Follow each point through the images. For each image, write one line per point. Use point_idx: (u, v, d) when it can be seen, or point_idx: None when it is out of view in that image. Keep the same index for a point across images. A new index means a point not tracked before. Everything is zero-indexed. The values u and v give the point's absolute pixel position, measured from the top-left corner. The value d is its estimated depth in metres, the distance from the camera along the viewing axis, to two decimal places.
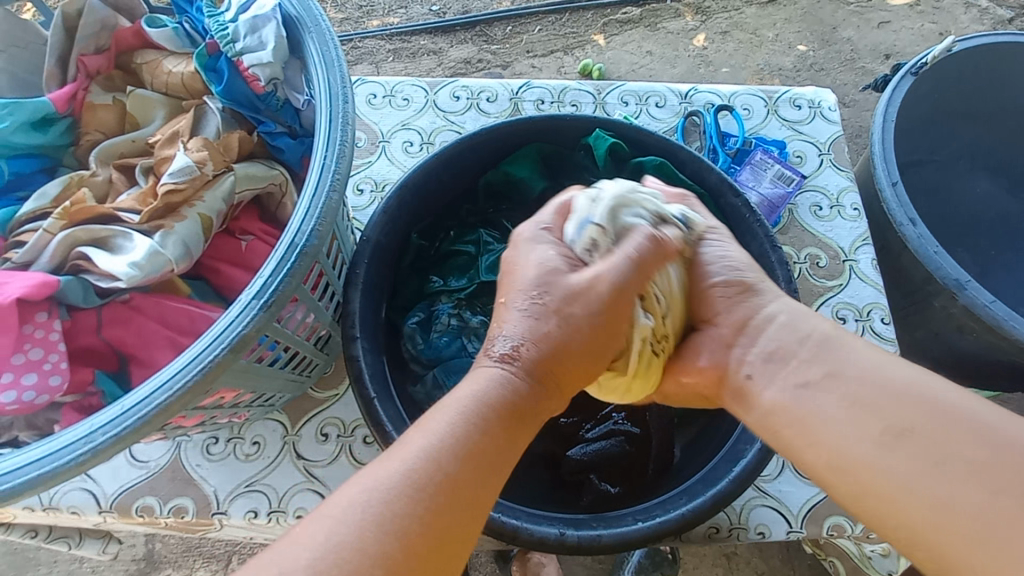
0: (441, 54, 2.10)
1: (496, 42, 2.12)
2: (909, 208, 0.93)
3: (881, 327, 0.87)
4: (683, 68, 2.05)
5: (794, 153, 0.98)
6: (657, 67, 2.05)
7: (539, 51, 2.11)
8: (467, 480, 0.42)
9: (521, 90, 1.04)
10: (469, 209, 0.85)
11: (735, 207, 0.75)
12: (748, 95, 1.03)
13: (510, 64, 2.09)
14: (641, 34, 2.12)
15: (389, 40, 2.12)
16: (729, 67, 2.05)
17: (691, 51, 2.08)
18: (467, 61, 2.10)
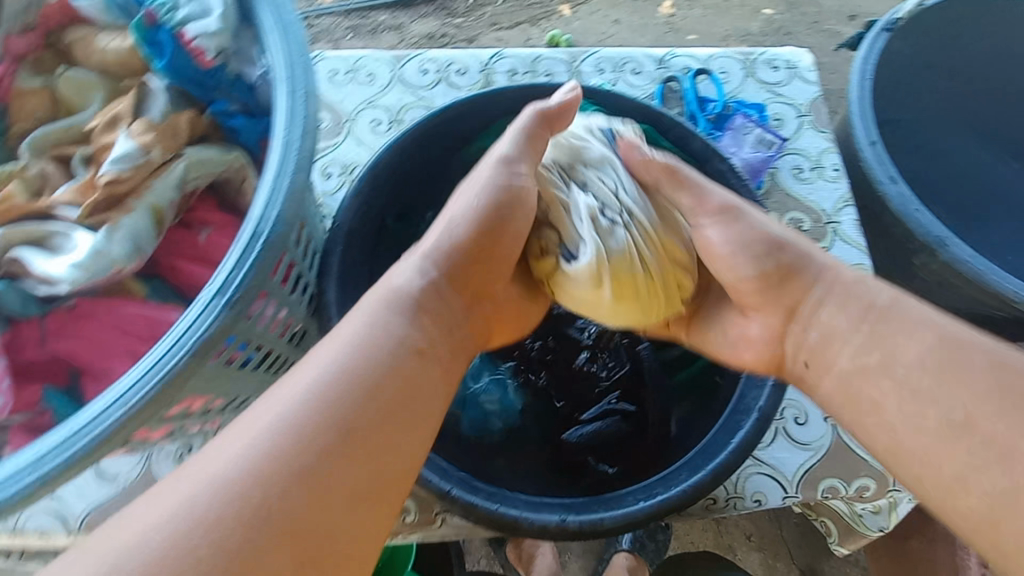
0: (402, 29, 2.03)
1: (459, 15, 2.05)
2: (890, 166, 0.93)
3: None
4: (652, 36, 2.02)
5: (774, 116, 0.96)
6: (625, 37, 2.02)
7: (504, 23, 2.05)
8: (376, 414, 0.45)
9: (492, 61, 0.99)
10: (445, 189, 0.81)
11: (722, 173, 0.73)
12: (725, 57, 1.00)
13: (474, 38, 2.03)
14: (607, 3, 2.09)
15: (347, 17, 2.04)
16: (697, 34, 2.02)
17: (658, 18, 2.05)
18: (429, 36, 2.03)
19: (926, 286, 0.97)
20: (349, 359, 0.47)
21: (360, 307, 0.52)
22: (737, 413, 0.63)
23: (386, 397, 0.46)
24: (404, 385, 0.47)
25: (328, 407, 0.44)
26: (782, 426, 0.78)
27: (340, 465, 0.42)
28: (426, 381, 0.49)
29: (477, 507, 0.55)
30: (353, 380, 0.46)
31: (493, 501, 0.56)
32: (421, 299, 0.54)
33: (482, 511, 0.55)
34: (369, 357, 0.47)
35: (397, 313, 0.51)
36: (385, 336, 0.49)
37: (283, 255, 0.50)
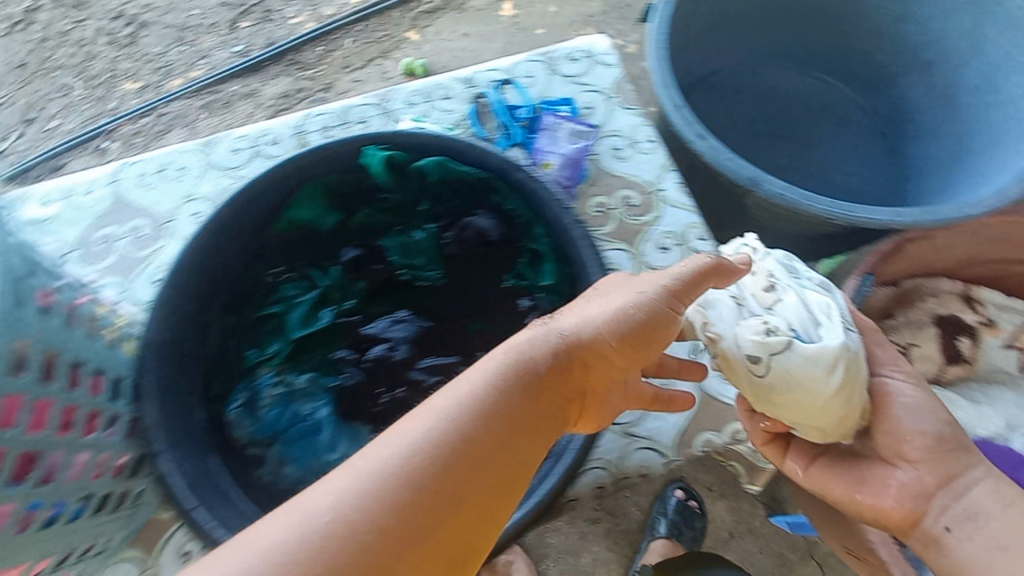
0: (256, 94, 1.86)
1: (310, 66, 1.94)
2: (697, 124, 0.98)
3: (700, 245, 0.91)
4: (502, 42, 2.04)
5: (584, 106, 1.00)
6: (477, 48, 2.03)
7: (357, 63, 1.97)
8: (458, 473, 0.44)
9: (303, 123, 0.98)
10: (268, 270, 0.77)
11: (524, 182, 0.75)
12: (526, 62, 1.04)
13: (332, 85, 1.92)
14: (451, 19, 2.08)
15: (196, 95, 1.85)
16: (543, 28, 2.06)
17: (503, 22, 2.08)
18: (285, 96, 1.90)
19: (767, 222, 1.03)
20: (446, 416, 0.46)
21: (468, 371, 0.51)
22: None
23: (439, 495, 0.43)
24: (488, 452, 0.46)
25: (414, 462, 0.43)
26: None
27: (429, 522, 0.42)
28: (521, 438, 0.49)
29: None
30: (440, 443, 0.44)
31: None
32: (519, 380, 0.50)
33: None
34: (449, 440, 0.45)
35: (498, 381, 0.49)
36: (449, 404, 0.47)
37: (42, 405, 0.50)
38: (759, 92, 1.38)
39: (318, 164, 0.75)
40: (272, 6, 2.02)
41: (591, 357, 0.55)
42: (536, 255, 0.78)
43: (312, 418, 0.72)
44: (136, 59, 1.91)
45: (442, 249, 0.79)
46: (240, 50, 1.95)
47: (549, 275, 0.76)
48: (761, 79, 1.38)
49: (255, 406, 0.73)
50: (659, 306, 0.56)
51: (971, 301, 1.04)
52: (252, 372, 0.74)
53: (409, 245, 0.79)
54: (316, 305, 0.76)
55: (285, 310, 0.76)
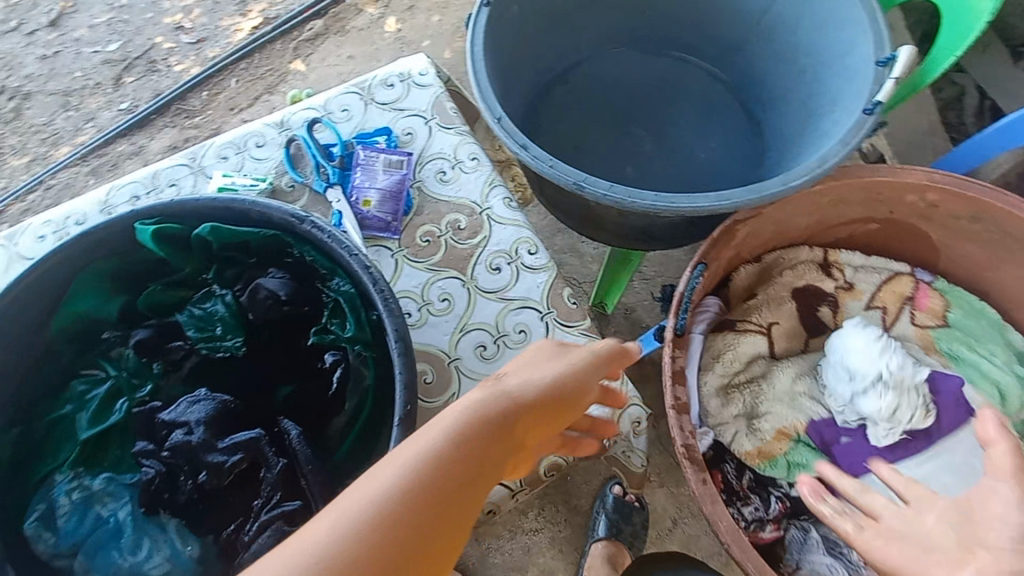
0: (142, 152, 1.76)
1: (195, 114, 1.81)
2: (519, 134, 0.96)
3: (532, 259, 0.88)
4: (389, 58, 1.93)
5: (403, 132, 0.98)
6: (364, 69, 1.90)
7: (242, 104, 1.85)
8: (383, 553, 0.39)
9: (110, 196, 0.94)
10: (62, 365, 0.74)
11: (307, 232, 0.72)
12: (341, 96, 1.01)
13: (219, 130, 1.81)
14: (335, 43, 1.95)
15: (85, 162, 1.75)
16: (430, 38, 1.98)
17: (389, 38, 1.97)
18: (172, 148, 1.78)
19: (614, 219, 1.00)
20: (432, 459, 0.45)
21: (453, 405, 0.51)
22: None
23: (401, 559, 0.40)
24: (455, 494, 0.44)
25: (355, 521, 0.40)
26: None
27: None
28: (482, 489, 0.47)
29: None
30: (412, 487, 0.43)
31: None
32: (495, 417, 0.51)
33: None
34: (434, 474, 0.44)
35: (468, 415, 0.50)
36: (455, 420, 0.48)
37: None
38: (620, 79, 1.35)
39: (87, 251, 0.70)
40: (155, 56, 1.87)
41: (549, 384, 0.58)
42: (337, 305, 0.75)
43: (111, 521, 0.67)
44: (25, 134, 1.79)
45: (240, 315, 0.76)
46: (128, 107, 1.82)
47: (350, 324, 0.74)
48: (621, 65, 1.35)
49: (53, 518, 0.67)
50: (586, 378, 0.62)
51: (831, 266, 1.03)
52: (46, 480, 0.69)
53: (204, 316, 0.76)
54: (109, 398, 0.73)
55: (77, 411, 0.72)
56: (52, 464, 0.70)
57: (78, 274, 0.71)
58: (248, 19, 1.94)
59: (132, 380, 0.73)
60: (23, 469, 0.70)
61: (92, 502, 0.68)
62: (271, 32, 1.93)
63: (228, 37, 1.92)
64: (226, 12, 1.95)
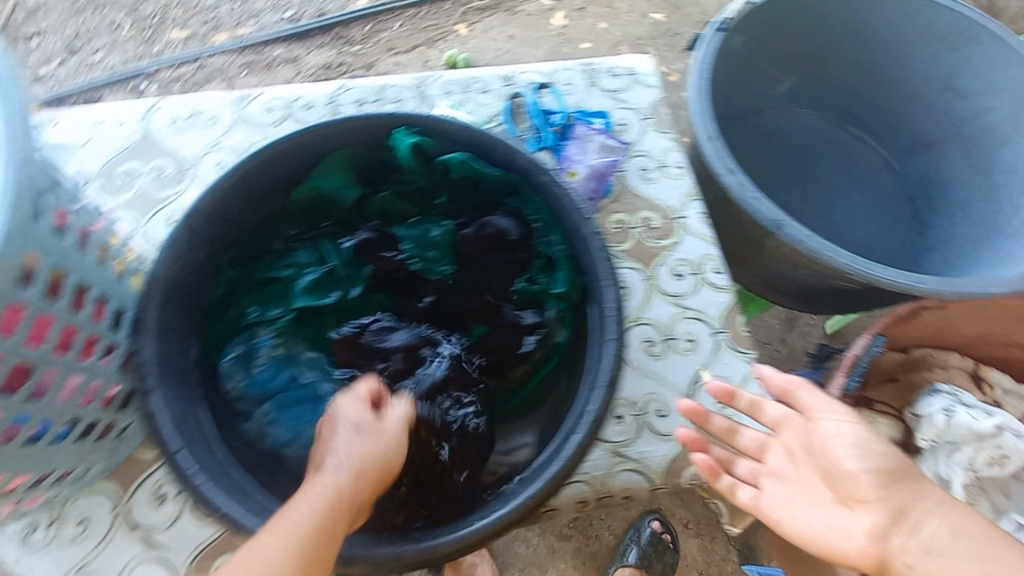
0: (298, 62, 1.80)
1: (356, 43, 1.87)
2: (727, 158, 0.97)
3: (716, 277, 0.90)
4: (547, 49, 1.97)
5: (618, 123, 0.99)
6: (521, 51, 1.95)
7: (401, 47, 1.90)
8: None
9: (338, 93, 0.98)
10: (285, 231, 0.82)
11: (544, 184, 0.75)
12: (567, 70, 1.03)
13: (373, 64, 1.85)
14: (501, 19, 2.01)
15: (242, 54, 1.79)
16: (590, 42, 2.02)
17: (552, 30, 2.02)
18: (327, 67, 1.82)
19: (779, 267, 1.02)
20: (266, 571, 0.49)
21: (299, 500, 0.55)
22: (573, 420, 0.65)
23: None
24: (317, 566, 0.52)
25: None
26: (645, 420, 0.81)
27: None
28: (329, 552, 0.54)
29: None
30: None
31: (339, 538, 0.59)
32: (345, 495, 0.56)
33: None
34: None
35: (320, 506, 0.55)
36: (296, 535, 0.52)
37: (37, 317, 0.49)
38: (789, 137, 1.38)
39: (343, 137, 0.77)
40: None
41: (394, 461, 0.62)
42: (549, 261, 0.79)
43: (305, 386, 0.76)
44: (191, 12, 1.83)
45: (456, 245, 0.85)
46: (291, 17, 1.87)
47: (560, 283, 0.77)
48: (794, 125, 1.38)
49: (248, 362, 0.76)
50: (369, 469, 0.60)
51: (980, 380, 1.03)
52: (252, 329, 0.77)
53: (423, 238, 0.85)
54: (326, 279, 0.82)
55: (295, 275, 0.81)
56: (258, 316, 0.78)
57: (329, 154, 0.78)
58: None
59: (347, 273, 0.83)
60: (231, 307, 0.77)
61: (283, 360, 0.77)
62: None
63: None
64: None
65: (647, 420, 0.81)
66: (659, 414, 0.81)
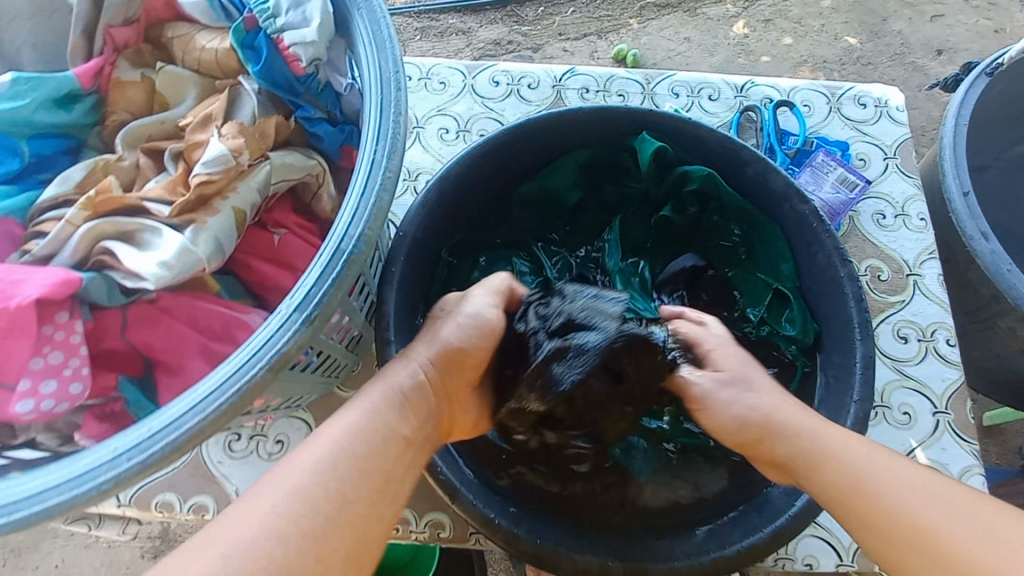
0: (470, 34, 1.73)
1: (526, 23, 1.75)
2: (981, 221, 0.86)
3: (947, 349, 0.81)
4: (722, 58, 1.75)
5: (857, 156, 0.91)
6: (695, 56, 1.75)
7: (571, 34, 1.75)
8: (341, 506, 0.43)
9: (565, 77, 0.97)
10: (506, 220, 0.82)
11: (802, 215, 0.69)
12: (809, 90, 0.95)
13: (541, 47, 1.73)
14: (679, 20, 1.80)
15: (417, 18, 1.75)
16: (771, 57, 1.77)
17: (731, 39, 1.78)
18: (496, 43, 1.73)
19: (1007, 352, 0.90)
20: (341, 468, 0.45)
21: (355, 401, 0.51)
22: None
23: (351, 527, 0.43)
24: (392, 464, 0.48)
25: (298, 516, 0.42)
26: None
27: (353, 519, 0.43)
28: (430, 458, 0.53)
29: (518, 537, 0.55)
30: (333, 486, 0.44)
31: (536, 535, 0.56)
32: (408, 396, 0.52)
33: (523, 542, 0.55)
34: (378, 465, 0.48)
35: (383, 404, 0.51)
36: (359, 430, 0.48)
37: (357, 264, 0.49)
38: None
39: (588, 131, 0.76)
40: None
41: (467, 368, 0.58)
42: (782, 296, 0.73)
43: None
44: None
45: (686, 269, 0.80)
46: None
47: (792, 325, 0.71)
48: None
49: None
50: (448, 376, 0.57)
51: None
52: None
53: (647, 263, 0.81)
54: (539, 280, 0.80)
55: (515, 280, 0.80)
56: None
57: (568, 150, 0.78)
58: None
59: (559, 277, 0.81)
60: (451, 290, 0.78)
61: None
62: None
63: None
64: None
65: None
66: None
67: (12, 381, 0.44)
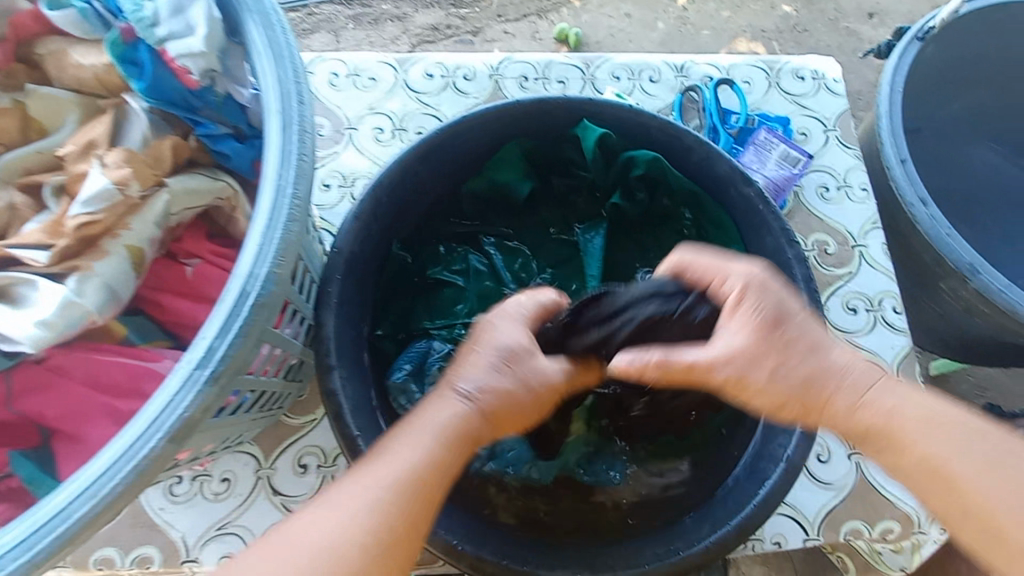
0: (405, 19, 1.65)
1: (464, 5, 1.68)
2: (920, 187, 0.88)
3: (895, 317, 0.82)
4: (664, 32, 1.74)
5: (799, 130, 0.91)
6: (638, 32, 1.72)
7: (511, 15, 1.69)
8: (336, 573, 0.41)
9: (502, 66, 0.92)
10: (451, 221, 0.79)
11: (747, 198, 0.68)
12: (748, 66, 0.94)
13: (480, 30, 1.67)
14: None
15: (347, 4, 1.65)
16: (712, 29, 1.76)
17: (672, 11, 1.77)
18: (434, 28, 1.65)
19: (949, 312, 0.93)
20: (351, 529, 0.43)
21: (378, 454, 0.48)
22: (765, 462, 0.59)
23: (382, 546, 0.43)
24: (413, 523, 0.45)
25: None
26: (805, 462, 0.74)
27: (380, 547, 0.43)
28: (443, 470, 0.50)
29: (484, 561, 0.53)
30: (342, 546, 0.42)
31: (502, 554, 0.54)
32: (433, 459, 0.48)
33: (488, 564, 0.53)
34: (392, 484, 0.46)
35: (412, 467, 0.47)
36: (380, 491, 0.45)
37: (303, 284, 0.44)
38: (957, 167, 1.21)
39: (529, 122, 0.72)
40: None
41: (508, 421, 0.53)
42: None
43: None
44: None
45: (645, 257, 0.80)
46: None
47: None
48: (969, 155, 1.20)
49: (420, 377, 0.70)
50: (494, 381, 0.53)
51: None
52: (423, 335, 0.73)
53: (606, 253, 0.80)
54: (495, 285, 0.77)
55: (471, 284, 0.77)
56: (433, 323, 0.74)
57: (509, 140, 0.73)
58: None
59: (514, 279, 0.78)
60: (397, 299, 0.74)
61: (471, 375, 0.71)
62: None
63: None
64: None
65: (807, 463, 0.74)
66: (820, 458, 0.75)
67: None
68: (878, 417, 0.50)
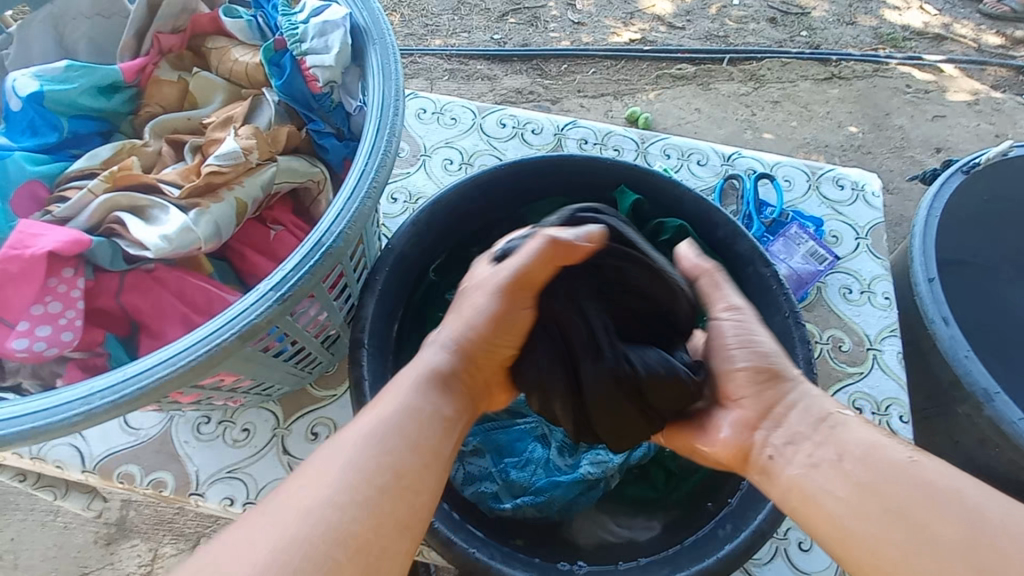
0: (494, 80, 1.83)
1: (549, 77, 1.85)
2: (944, 306, 0.91)
3: (900, 426, 0.83)
4: (729, 131, 1.82)
5: (830, 232, 0.96)
6: (704, 127, 1.81)
7: (590, 92, 1.85)
8: (383, 501, 0.43)
9: (567, 127, 1.05)
10: (481, 251, 0.85)
11: (764, 277, 0.74)
12: (791, 167, 1.02)
13: (559, 100, 1.82)
14: (692, 91, 1.88)
15: (448, 61, 1.86)
16: (776, 136, 1.84)
17: (740, 115, 1.85)
18: (519, 92, 1.83)
19: (966, 441, 0.93)
20: (379, 447, 0.45)
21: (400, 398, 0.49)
22: (734, 521, 0.61)
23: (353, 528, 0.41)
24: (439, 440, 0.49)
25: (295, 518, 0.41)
26: (784, 546, 0.74)
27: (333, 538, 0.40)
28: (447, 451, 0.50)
29: (453, 544, 0.57)
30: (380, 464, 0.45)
31: (470, 543, 0.58)
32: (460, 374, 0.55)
33: (455, 550, 0.56)
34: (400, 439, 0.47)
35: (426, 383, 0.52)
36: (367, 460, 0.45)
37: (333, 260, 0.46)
38: (991, 302, 1.24)
39: (572, 177, 0.81)
40: (541, 14, 1.99)
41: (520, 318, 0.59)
42: None
43: (534, 476, 0.71)
44: (415, 13, 1.95)
45: None
46: (497, 39, 1.92)
47: None
48: (1002, 288, 1.23)
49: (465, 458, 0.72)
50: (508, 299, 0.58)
51: None
52: None
53: None
54: None
55: None
56: None
57: (555, 193, 0.83)
58: (630, 31, 1.98)
59: None
60: (420, 326, 0.80)
61: (549, 453, 0.73)
62: (646, 51, 1.93)
63: (604, 35, 1.96)
64: (613, 14, 2.02)
65: (786, 547, 0.74)
66: (800, 546, 0.75)
67: (13, 319, 0.47)
68: (802, 501, 0.50)
